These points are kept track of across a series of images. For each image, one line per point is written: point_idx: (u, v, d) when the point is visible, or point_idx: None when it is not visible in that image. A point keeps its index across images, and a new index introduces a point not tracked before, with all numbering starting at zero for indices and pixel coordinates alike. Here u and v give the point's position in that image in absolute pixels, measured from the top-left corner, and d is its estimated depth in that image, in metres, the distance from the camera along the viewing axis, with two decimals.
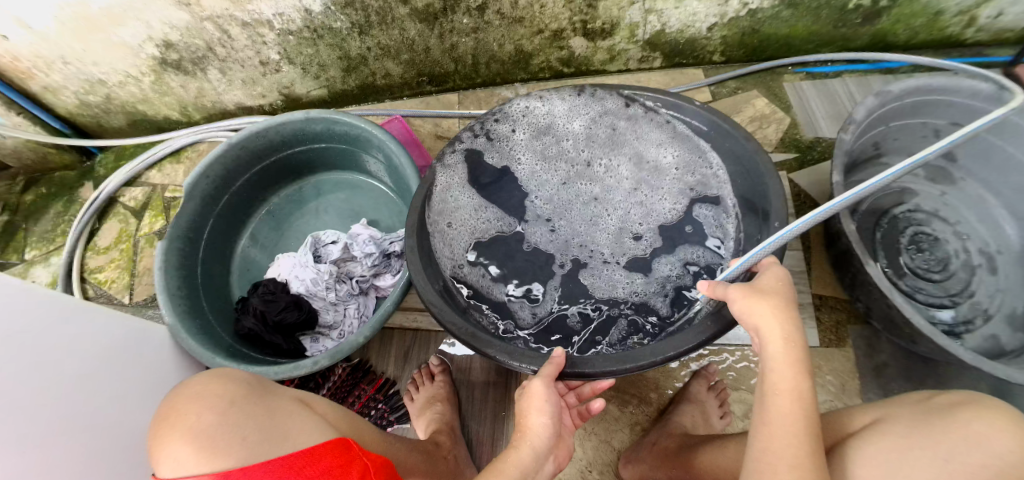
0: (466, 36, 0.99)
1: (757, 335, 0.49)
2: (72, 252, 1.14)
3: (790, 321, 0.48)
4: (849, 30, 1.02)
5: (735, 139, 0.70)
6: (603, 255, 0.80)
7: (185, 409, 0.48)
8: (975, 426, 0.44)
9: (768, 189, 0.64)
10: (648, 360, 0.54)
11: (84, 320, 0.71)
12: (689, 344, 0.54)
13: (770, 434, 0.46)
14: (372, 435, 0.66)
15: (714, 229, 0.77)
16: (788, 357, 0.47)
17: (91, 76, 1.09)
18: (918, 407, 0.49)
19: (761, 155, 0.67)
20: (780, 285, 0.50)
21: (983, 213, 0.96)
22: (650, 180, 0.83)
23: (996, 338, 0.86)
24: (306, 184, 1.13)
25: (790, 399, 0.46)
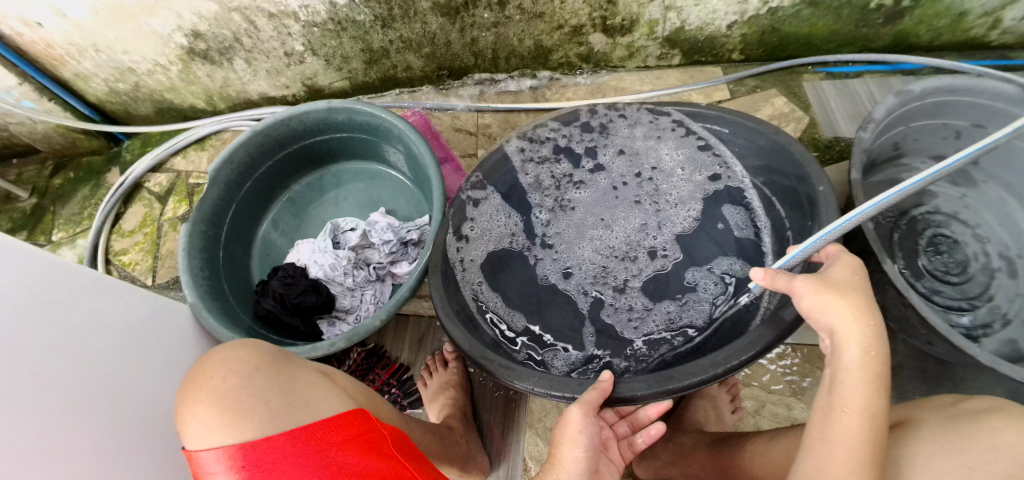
0: (487, 31, 1.00)
1: (833, 337, 0.49)
2: (98, 233, 1.18)
3: (867, 324, 0.48)
4: (871, 31, 1.01)
5: (763, 133, 0.71)
6: (630, 260, 0.84)
7: (213, 373, 0.50)
8: (1004, 434, 0.45)
9: (810, 177, 0.64)
10: (707, 372, 0.53)
11: (105, 294, 0.73)
12: (747, 351, 0.53)
13: (829, 455, 0.47)
14: (391, 413, 0.69)
15: (740, 231, 0.79)
16: (867, 370, 0.47)
17: (121, 64, 1.12)
18: (948, 412, 0.51)
19: (792, 145, 0.68)
20: (855, 279, 0.50)
21: (1004, 217, 0.95)
22: (660, 186, 0.86)
23: (1015, 343, 0.86)
24: (327, 174, 1.15)
25: (859, 418, 0.46)
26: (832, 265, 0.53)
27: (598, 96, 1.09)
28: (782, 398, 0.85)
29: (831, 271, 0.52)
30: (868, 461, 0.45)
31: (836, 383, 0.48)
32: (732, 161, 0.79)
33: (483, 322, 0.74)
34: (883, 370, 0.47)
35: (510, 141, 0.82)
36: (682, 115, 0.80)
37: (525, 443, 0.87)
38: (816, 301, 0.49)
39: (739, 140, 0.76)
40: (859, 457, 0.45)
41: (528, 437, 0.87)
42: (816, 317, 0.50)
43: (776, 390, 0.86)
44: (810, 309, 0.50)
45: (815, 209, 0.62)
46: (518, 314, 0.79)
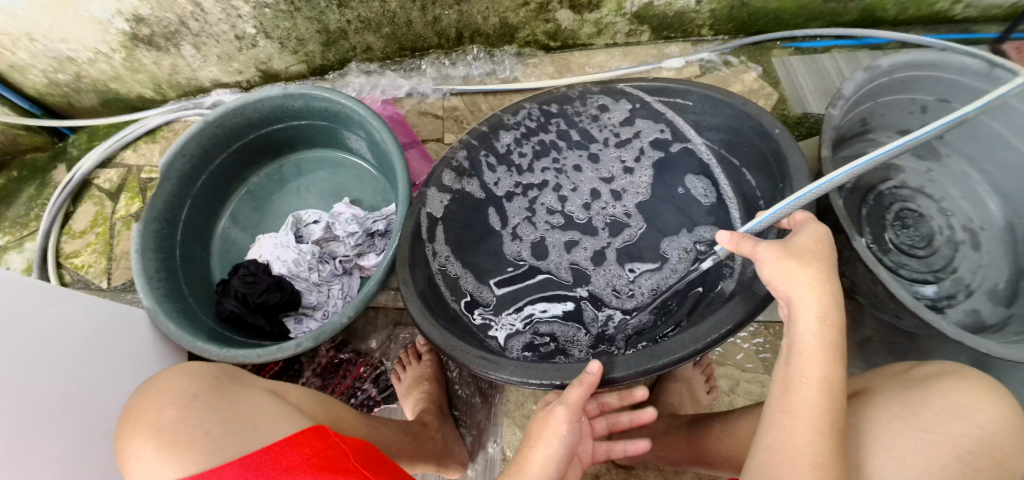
0: (449, 9, 0.96)
1: (789, 305, 0.49)
2: (47, 235, 1.11)
3: (826, 292, 0.47)
4: (838, 6, 1.00)
5: (732, 106, 0.70)
6: (588, 228, 0.86)
7: (149, 406, 0.47)
8: (954, 397, 0.47)
9: (779, 145, 0.63)
10: (686, 348, 0.51)
11: (54, 305, 0.68)
12: (724, 326, 0.51)
13: (791, 427, 0.45)
14: (353, 419, 0.67)
15: (704, 199, 0.81)
16: (822, 341, 0.46)
17: (59, 54, 1.03)
18: (901, 380, 0.53)
19: (761, 116, 0.66)
20: (819, 247, 0.49)
21: (967, 189, 0.97)
22: (605, 156, 0.87)
23: (977, 312, 0.89)
24: (287, 163, 1.10)
25: (818, 389, 0.45)
26: (799, 233, 0.52)
27: (566, 75, 1.07)
28: (756, 376, 0.86)
29: (797, 238, 0.51)
30: (827, 432, 0.44)
31: (794, 355, 0.47)
32: (693, 147, 0.80)
33: (460, 308, 0.75)
34: (840, 338, 0.47)
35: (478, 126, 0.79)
36: (641, 93, 0.77)
37: (504, 431, 0.85)
38: (777, 268, 0.49)
39: (708, 115, 0.74)
40: (817, 429, 0.44)
41: (506, 426, 0.85)
42: (776, 286, 0.50)
43: (750, 368, 0.86)
44: (771, 276, 0.50)
45: (785, 174, 0.61)
46: (488, 287, 0.81)
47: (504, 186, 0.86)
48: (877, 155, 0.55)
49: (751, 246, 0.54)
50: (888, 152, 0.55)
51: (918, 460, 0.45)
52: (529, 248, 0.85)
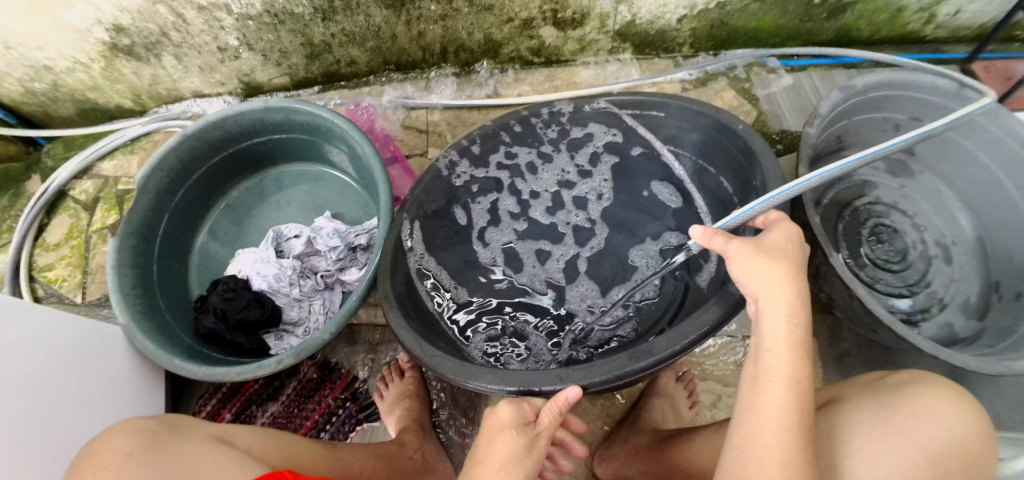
0: (434, 24, 0.97)
1: (756, 304, 0.50)
2: (19, 248, 1.08)
3: (794, 290, 0.48)
4: (815, 25, 1.03)
5: (706, 115, 0.72)
6: (557, 237, 0.90)
7: (91, 469, 0.49)
8: (923, 401, 0.49)
9: (753, 149, 0.65)
10: (667, 350, 0.51)
11: (32, 323, 0.66)
12: (700, 328, 0.51)
13: (759, 426, 0.45)
14: (313, 456, 0.66)
15: (672, 203, 0.84)
16: (789, 339, 0.47)
17: (36, 62, 1.01)
18: (873, 388, 0.55)
19: (735, 125, 0.68)
20: (788, 248, 0.50)
21: (939, 206, 1.05)
22: (575, 165, 0.89)
23: (951, 326, 0.96)
24: (267, 177, 1.09)
25: (785, 386, 0.46)
26: (771, 230, 0.53)
27: (550, 90, 1.08)
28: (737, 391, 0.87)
29: (768, 237, 0.52)
30: (795, 430, 0.44)
31: (763, 353, 0.48)
32: (672, 160, 0.81)
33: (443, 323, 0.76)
34: (806, 337, 0.47)
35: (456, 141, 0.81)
36: (613, 108, 0.78)
37: None
38: (746, 266, 0.50)
39: (683, 126, 0.76)
40: (785, 427, 0.44)
41: None
42: (744, 282, 0.50)
43: (732, 382, 0.88)
44: (740, 273, 0.50)
45: (760, 169, 0.62)
46: (461, 288, 0.83)
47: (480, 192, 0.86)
48: (846, 163, 0.57)
49: (722, 241, 0.54)
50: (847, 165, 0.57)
51: (889, 459, 0.46)
52: (500, 253, 0.88)
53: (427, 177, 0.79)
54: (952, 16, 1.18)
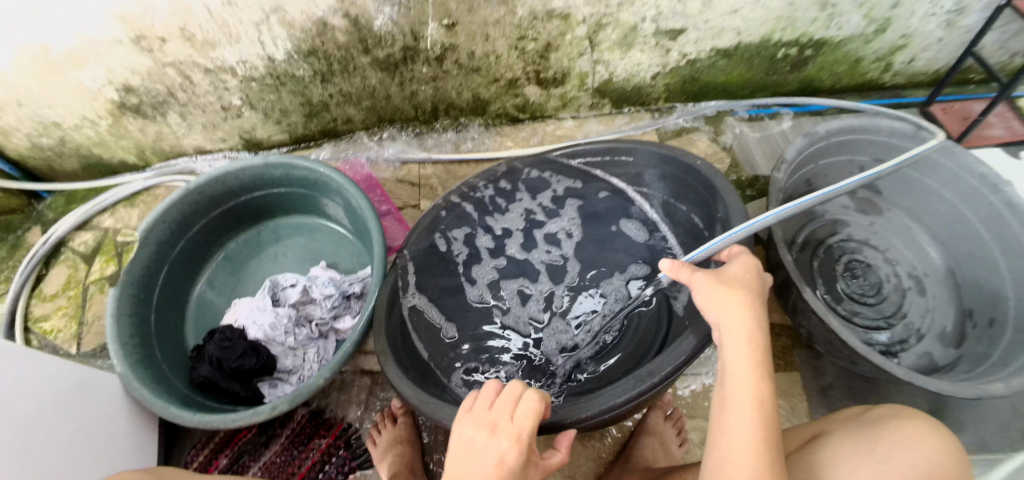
0: (425, 84, 1.05)
1: (719, 330, 0.53)
2: (15, 300, 1.09)
3: (753, 315, 0.52)
4: (780, 77, 1.17)
5: (675, 160, 0.80)
6: (534, 278, 0.96)
7: None
8: (904, 433, 0.53)
9: (715, 187, 0.73)
10: (642, 384, 0.54)
11: (36, 370, 0.68)
12: (679, 358, 0.55)
13: (728, 445, 0.48)
14: None
15: (638, 236, 0.93)
16: (750, 359, 0.50)
17: (45, 119, 1.05)
18: (859, 420, 0.59)
19: (698, 167, 0.77)
20: (746, 276, 0.55)
21: (909, 240, 1.12)
22: (549, 209, 0.95)
23: (930, 355, 1.00)
24: (264, 229, 1.13)
25: (749, 405, 0.48)
26: (732, 262, 0.58)
27: (531, 144, 1.15)
28: None
29: (729, 268, 0.58)
30: (762, 449, 0.46)
31: (727, 377, 0.51)
32: (638, 199, 0.90)
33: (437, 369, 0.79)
34: (766, 359, 0.51)
35: (450, 200, 0.85)
36: (586, 166, 0.88)
37: None
38: (708, 295, 0.55)
39: (656, 169, 0.84)
40: (754, 446, 0.46)
41: None
42: (707, 311, 0.54)
43: None
44: (704, 302, 0.55)
45: (726, 210, 0.70)
46: (451, 323, 0.87)
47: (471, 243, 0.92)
48: (808, 200, 0.62)
49: (688, 273, 0.59)
50: (811, 200, 0.62)
51: None
52: (487, 290, 0.93)
53: (423, 231, 0.82)
54: (907, 63, 1.29)
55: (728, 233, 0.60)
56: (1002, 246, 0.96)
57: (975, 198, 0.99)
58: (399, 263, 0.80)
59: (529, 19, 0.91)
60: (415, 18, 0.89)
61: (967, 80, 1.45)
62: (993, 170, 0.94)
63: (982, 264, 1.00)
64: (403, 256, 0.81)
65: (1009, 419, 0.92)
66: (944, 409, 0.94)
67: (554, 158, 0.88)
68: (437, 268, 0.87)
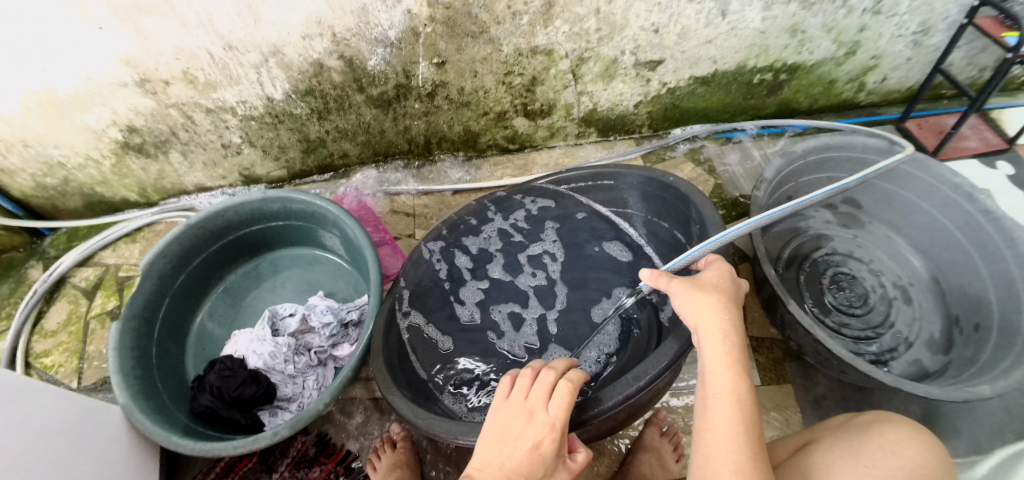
0: (418, 119, 1.13)
1: (697, 333, 0.57)
2: (16, 337, 1.10)
3: (727, 317, 0.56)
4: (758, 100, 1.27)
5: (656, 181, 0.87)
6: (523, 302, 1.00)
7: None
8: (889, 436, 0.55)
9: (695, 203, 0.80)
10: (631, 387, 0.60)
11: (43, 401, 0.69)
12: (666, 358, 0.62)
13: (712, 441, 0.51)
14: None
15: (621, 256, 0.99)
16: (726, 359, 0.54)
17: (50, 159, 1.08)
18: (848, 426, 0.61)
19: (677, 185, 0.84)
20: (719, 282, 0.60)
21: (893, 251, 1.15)
22: (531, 232, 1.01)
23: (919, 362, 1.02)
24: (262, 262, 1.15)
25: (728, 402, 0.52)
26: (708, 270, 0.64)
27: (525, 171, 1.23)
28: None
29: (704, 275, 0.63)
30: (741, 443, 0.49)
31: (707, 376, 0.54)
32: (619, 220, 0.98)
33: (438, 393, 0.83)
34: (742, 358, 0.55)
35: (447, 226, 0.91)
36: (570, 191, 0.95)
37: None
38: (686, 300, 0.59)
39: (638, 190, 0.91)
40: (732, 440, 0.50)
41: None
42: (686, 315, 0.59)
43: None
44: (682, 307, 0.59)
45: (704, 225, 0.77)
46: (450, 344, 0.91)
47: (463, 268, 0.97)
48: (771, 214, 0.68)
49: (667, 281, 0.63)
50: (773, 215, 0.68)
51: None
52: (476, 310, 0.97)
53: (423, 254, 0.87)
54: (880, 83, 1.35)
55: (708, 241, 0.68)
56: (982, 253, 0.99)
57: (953, 208, 1.03)
58: (394, 292, 0.84)
59: (515, 56, 1.01)
60: (407, 57, 0.98)
61: (941, 95, 1.51)
62: (966, 179, 0.99)
63: (965, 270, 1.03)
64: (399, 285, 0.85)
65: (1001, 421, 0.94)
66: (937, 414, 0.96)
67: (540, 184, 0.95)
68: (427, 294, 0.90)
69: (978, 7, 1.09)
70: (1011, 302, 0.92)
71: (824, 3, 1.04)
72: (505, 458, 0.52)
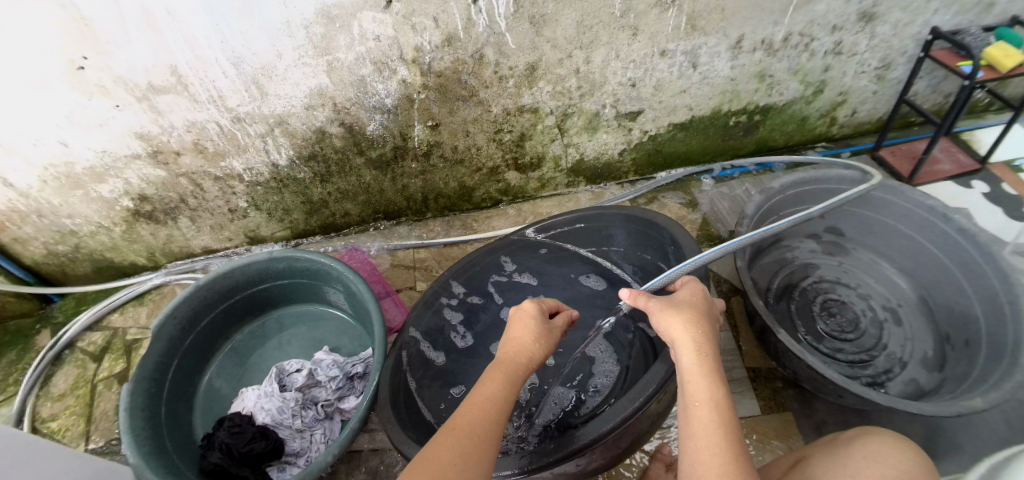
0: (415, 178, 1.19)
1: (674, 347, 0.62)
2: (23, 403, 1.11)
3: (697, 330, 0.61)
4: (736, 141, 1.35)
5: (635, 220, 0.95)
6: None
7: None
8: (871, 447, 0.59)
9: (675, 234, 0.88)
10: (630, 407, 0.66)
11: (60, 460, 0.70)
12: (655, 382, 0.67)
13: (697, 445, 0.50)
14: None
15: (598, 286, 1.06)
16: (701, 369, 0.57)
17: (63, 228, 1.13)
18: (836, 442, 0.65)
19: (655, 221, 0.92)
20: (692, 301, 0.66)
21: (878, 274, 1.20)
22: (520, 276, 1.05)
23: (916, 381, 1.04)
24: (268, 319, 1.19)
25: (706, 407, 0.53)
26: (682, 290, 0.70)
27: (519, 221, 1.29)
28: None
29: (678, 295, 0.69)
30: (722, 440, 0.49)
31: (685, 385, 0.56)
32: (601, 260, 1.05)
33: None
34: (716, 367, 0.57)
35: (445, 279, 0.95)
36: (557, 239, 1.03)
37: None
38: (661, 317, 0.65)
39: (622, 228, 0.99)
40: (715, 439, 0.50)
41: None
42: (662, 331, 0.64)
43: None
44: (658, 324, 0.65)
45: (683, 255, 0.85)
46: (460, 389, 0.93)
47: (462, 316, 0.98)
48: (734, 244, 0.79)
49: (644, 300, 0.69)
50: (737, 243, 0.80)
51: None
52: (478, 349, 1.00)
53: (431, 302, 0.92)
54: (850, 117, 1.43)
55: (682, 264, 0.77)
56: (958, 263, 1.05)
57: (932, 230, 1.08)
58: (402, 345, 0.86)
59: (504, 116, 1.09)
60: (403, 122, 1.05)
61: (910, 123, 1.59)
62: (939, 202, 1.05)
63: (950, 288, 1.07)
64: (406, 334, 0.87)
65: (1003, 435, 0.96)
66: (939, 433, 0.98)
67: (530, 233, 1.02)
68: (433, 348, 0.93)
69: (932, 41, 1.18)
70: (996, 314, 0.95)
71: (787, 50, 1.13)
72: (512, 326, 0.67)
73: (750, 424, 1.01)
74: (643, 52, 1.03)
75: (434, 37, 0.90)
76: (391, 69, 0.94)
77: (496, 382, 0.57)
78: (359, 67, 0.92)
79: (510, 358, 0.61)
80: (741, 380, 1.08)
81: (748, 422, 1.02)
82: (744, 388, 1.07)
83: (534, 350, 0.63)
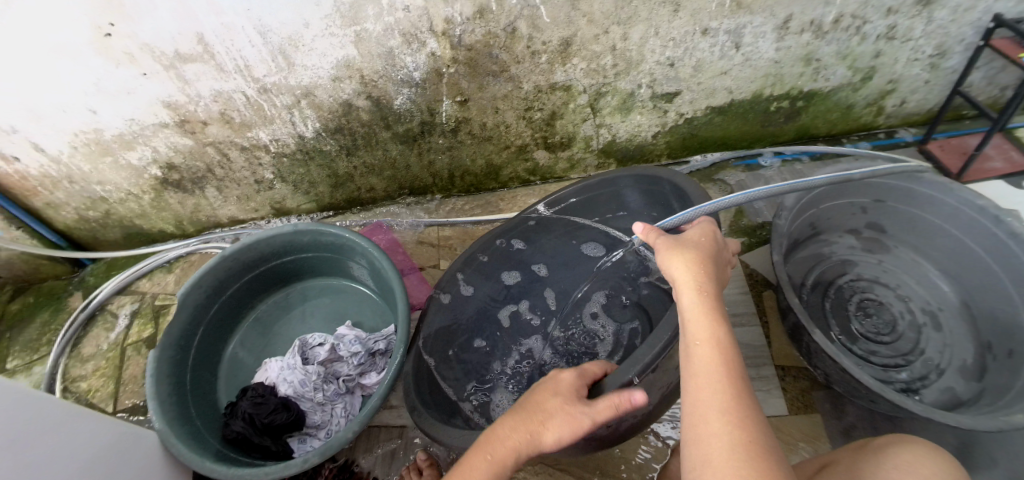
0: (442, 154, 1.17)
1: (675, 285, 0.59)
2: (56, 362, 1.14)
3: (700, 269, 0.58)
4: (776, 128, 1.29)
5: (634, 176, 0.92)
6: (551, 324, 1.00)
7: None
8: (902, 456, 0.56)
9: (675, 181, 0.84)
10: (649, 353, 0.63)
11: (83, 424, 0.70)
12: (672, 326, 0.65)
13: (698, 386, 0.50)
14: None
15: (595, 253, 1.02)
16: (702, 309, 0.55)
17: (93, 194, 1.14)
18: (867, 448, 0.62)
19: (656, 173, 0.88)
20: (700, 240, 0.62)
21: (921, 276, 1.12)
22: (541, 254, 1.03)
23: (953, 390, 1.00)
24: (292, 291, 1.19)
25: (708, 347, 0.52)
26: (691, 229, 0.66)
27: None
28: None
29: (687, 235, 0.64)
30: (723, 381, 0.49)
31: (686, 325, 0.55)
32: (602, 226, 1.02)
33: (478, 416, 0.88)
34: (718, 306, 0.55)
35: (463, 259, 0.96)
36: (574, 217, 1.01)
37: None
38: (665, 256, 0.62)
39: (631, 190, 0.95)
40: (718, 381, 0.49)
41: None
42: (664, 271, 0.61)
43: None
44: (662, 262, 0.62)
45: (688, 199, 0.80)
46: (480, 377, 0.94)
47: (482, 295, 0.98)
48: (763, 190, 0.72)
49: (655, 236, 0.66)
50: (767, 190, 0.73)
51: None
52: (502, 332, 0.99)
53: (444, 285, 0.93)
54: (898, 107, 1.35)
55: (702, 204, 0.72)
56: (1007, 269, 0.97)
57: (979, 231, 0.99)
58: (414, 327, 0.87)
59: (535, 93, 1.06)
60: (431, 97, 1.03)
61: (962, 116, 1.50)
62: (991, 202, 0.95)
63: (995, 295, 1.00)
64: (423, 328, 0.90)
65: None
66: (973, 444, 0.93)
67: (541, 208, 0.98)
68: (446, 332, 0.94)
69: (994, 28, 1.09)
70: None
71: (837, 32, 1.06)
72: (536, 393, 0.63)
73: (776, 423, 0.98)
74: (684, 30, 0.98)
75: (466, 8, 0.87)
76: (421, 41, 0.91)
77: (478, 469, 0.56)
78: (388, 38, 0.90)
79: (503, 436, 0.58)
80: (768, 377, 1.04)
81: (773, 421, 0.98)
82: (772, 386, 1.03)
83: (540, 433, 0.58)
